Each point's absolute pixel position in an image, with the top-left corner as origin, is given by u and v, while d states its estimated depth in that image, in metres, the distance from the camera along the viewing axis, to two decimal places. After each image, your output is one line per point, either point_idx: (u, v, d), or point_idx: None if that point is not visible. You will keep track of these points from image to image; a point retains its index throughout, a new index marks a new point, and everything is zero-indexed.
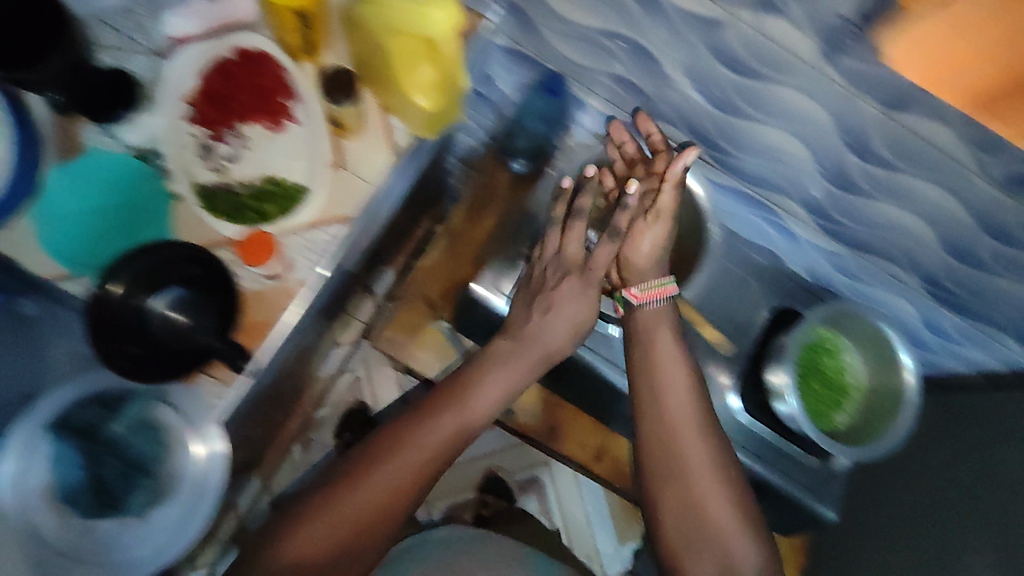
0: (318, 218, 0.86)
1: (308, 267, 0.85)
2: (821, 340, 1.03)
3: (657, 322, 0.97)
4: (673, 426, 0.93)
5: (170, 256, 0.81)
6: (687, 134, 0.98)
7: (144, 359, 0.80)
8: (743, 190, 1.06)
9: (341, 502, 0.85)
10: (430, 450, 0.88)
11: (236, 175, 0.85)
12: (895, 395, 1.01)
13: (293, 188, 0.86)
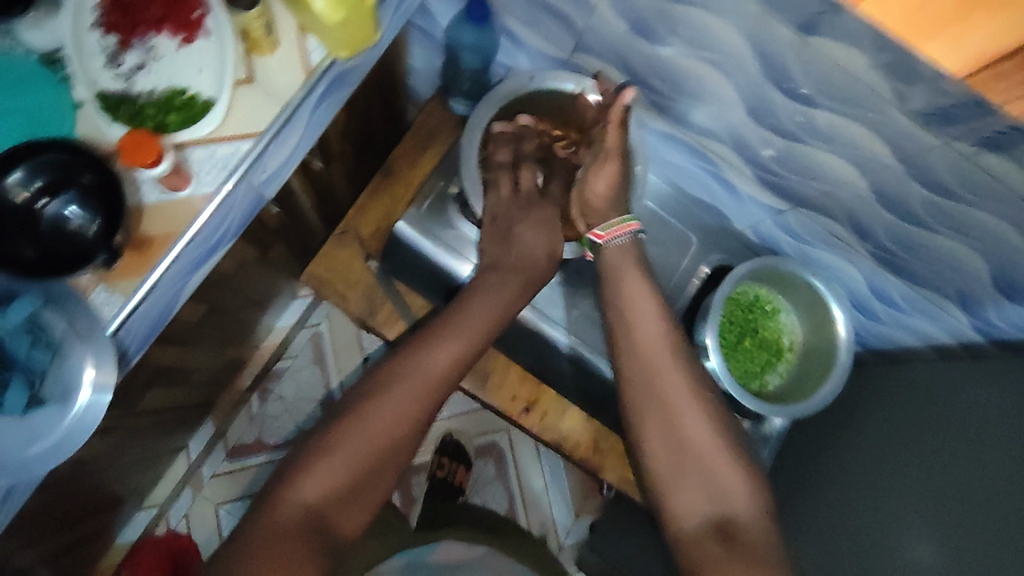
0: (218, 133, 0.64)
1: (210, 181, 0.64)
2: (757, 300, 0.83)
3: (623, 265, 0.75)
4: (667, 378, 0.69)
5: (55, 161, 0.59)
6: (737, 158, 0.78)
7: (49, 255, 0.59)
8: (791, 221, 0.83)
9: (353, 428, 0.63)
10: (453, 365, 0.68)
11: (137, 86, 0.63)
12: (823, 356, 0.79)
13: (199, 100, 0.64)
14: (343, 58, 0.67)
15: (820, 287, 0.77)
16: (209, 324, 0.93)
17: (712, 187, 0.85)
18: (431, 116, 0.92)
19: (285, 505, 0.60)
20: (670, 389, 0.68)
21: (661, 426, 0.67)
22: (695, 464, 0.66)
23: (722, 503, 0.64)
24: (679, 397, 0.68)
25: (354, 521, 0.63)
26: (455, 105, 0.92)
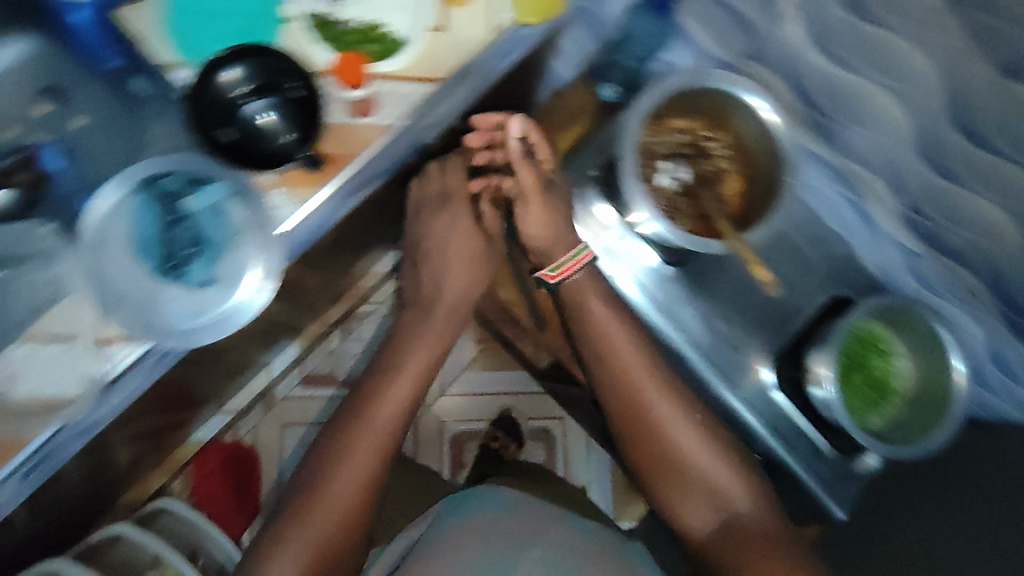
0: (405, 72, 0.69)
1: (391, 115, 0.68)
2: (873, 336, 0.80)
3: (581, 295, 0.78)
4: (647, 393, 0.77)
5: (264, 66, 0.62)
6: (888, 192, 0.77)
7: (240, 149, 0.64)
8: (931, 261, 0.78)
9: (317, 505, 0.73)
10: (393, 422, 0.78)
11: (338, 12, 0.68)
12: (938, 405, 0.77)
13: (393, 38, 0.69)
14: (529, 23, 0.72)
15: (948, 341, 0.75)
16: (330, 251, 0.97)
17: (849, 218, 0.84)
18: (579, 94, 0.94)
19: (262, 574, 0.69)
20: (669, 428, 0.76)
21: (653, 446, 0.78)
22: (688, 471, 0.77)
23: (727, 506, 0.75)
24: (672, 425, 0.77)
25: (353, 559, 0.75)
26: (603, 90, 0.90)
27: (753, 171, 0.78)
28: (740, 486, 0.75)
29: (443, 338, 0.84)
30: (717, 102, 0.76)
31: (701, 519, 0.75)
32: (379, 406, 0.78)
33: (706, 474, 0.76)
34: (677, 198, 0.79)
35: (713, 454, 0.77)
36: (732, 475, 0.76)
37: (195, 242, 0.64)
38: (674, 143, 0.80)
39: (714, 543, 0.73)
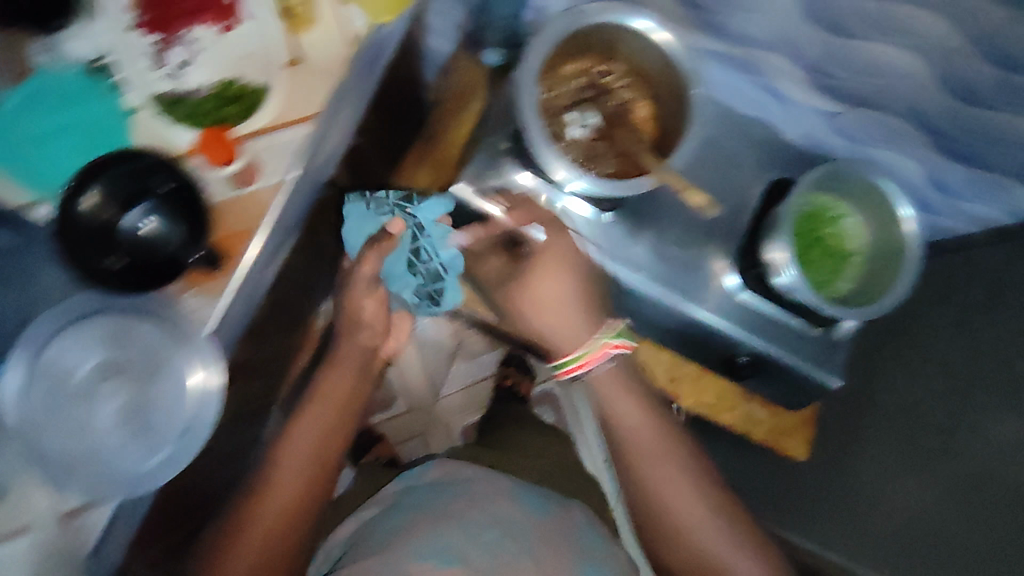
0: (277, 120, 0.63)
1: (277, 172, 0.63)
2: (821, 206, 0.81)
3: (604, 381, 0.78)
4: (682, 493, 0.76)
5: (130, 170, 0.60)
6: (793, 70, 0.73)
7: (129, 271, 0.60)
8: (851, 120, 0.77)
9: (245, 530, 0.72)
10: (313, 444, 0.77)
11: (189, 82, 0.62)
12: (899, 255, 0.77)
13: (253, 89, 0.63)
14: (385, 22, 0.66)
15: (890, 189, 0.77)
16: (273, 317, 0.94)
17: (760, 99, 0.79)
18: (464, 70, 0.87)
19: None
20: (699, 539, 0.74)
21: (676, 546, 0.76)
22: (703, 559, 0.74)
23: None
24: (701, 544, 0.74)
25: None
26: (488, 56, 0.84)
27: (659, 93, 0.75)
28: (759, 562, 0.74)
29: (340, 416, 0.80)
30: (598, 36, 0.72)
31: None
32: (311, 412, 0.79)
33: (711, 552, 0.74)
34: (594, 146, 0.76)
35: (714, 519, 0.75)
36: (744, 556, 0.74)
37: (434, 278, 0.90)
38: (574, 89, 0.76)
39: None
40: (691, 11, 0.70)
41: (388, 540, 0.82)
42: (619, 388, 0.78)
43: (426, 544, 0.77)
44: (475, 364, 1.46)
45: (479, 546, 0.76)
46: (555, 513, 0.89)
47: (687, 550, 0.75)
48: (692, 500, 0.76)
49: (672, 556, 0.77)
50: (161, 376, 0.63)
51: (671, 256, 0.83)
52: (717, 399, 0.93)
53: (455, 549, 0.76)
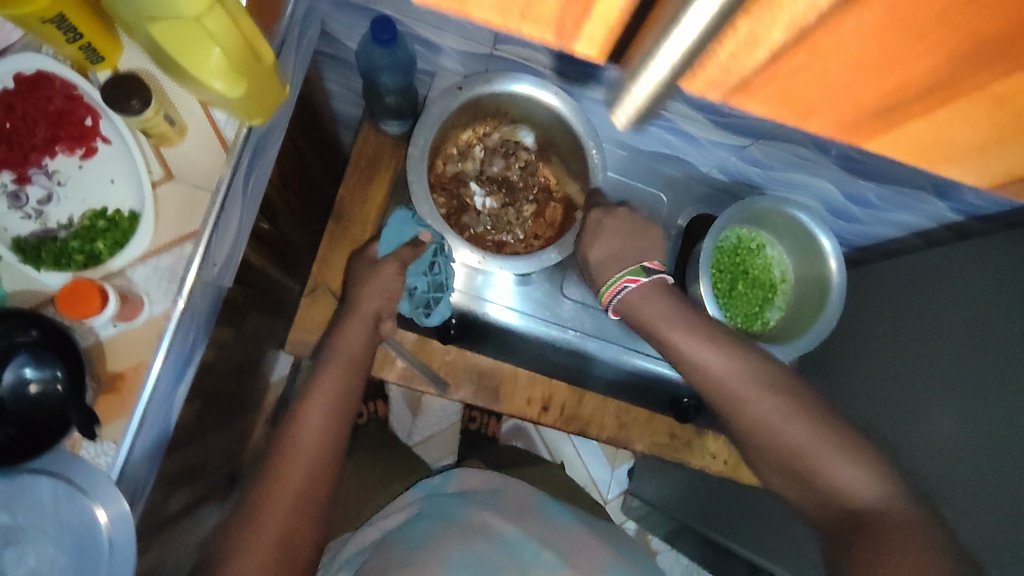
0: (157, 244, 0.60)
1: (164, 299, 0.60)
2: (740, 240, 0.81)
3: (650, 317, 0.65)
4: (755, 410, 0.59)
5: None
6: (691, 111, 0.73)
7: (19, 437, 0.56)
8: (758, 148, 0.78)
9: (259, 517, 0.57)
10: (329, 424, 0.63)
11: (52, 218, 0.59)
12: (820, 283, 0.76)
13: (123, 215, 0.59)
14: (258, 123, 0.62)
15: (804, 219, 0.75)
16: (208, 413, 0.90)
17: (671, 141, 0.80)
18: (368, 142, 0.84)
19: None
20: (779, 428, 0.58)
21: (813, 495, 0.57)
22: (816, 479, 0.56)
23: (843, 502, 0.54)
24: (803, 450, 0.57)
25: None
26: (386, 127, 0.82)
27: (562, 151, 0.73)
28: (874, 471, 0.54)
29: (354, 372, 0.67)
30: (490, 104, 0.70)
31: (823, 513, 0.56)
32: (313, 401, 0.63)
33: (820, 465, 0.56)
34: (506, 210, 0.76)
35: (810, 423, 0.58)
36: (843, 457, 0.56)
37: (438, 287, 0.75)
38: (476, 156, 0.75)
39: (839, 542, 0.53)
40: (573, 68, 0.69)
41: (419, 551, 0.69)
42: (675, 324, 0.64)
43: (462, 560, 0.67)
44: (438, 409, 1.44)
45: (518, 565, 0.67)
46: (582, 535, 0.76)
47: (810, 474, 0.57)
48: (791, 422, 0.58)
49: (795, 492, 0.58)
50: (66, 538, 0.57)
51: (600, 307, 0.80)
52: (671, 437, 0.90)
53: (491, 562, 0.67)
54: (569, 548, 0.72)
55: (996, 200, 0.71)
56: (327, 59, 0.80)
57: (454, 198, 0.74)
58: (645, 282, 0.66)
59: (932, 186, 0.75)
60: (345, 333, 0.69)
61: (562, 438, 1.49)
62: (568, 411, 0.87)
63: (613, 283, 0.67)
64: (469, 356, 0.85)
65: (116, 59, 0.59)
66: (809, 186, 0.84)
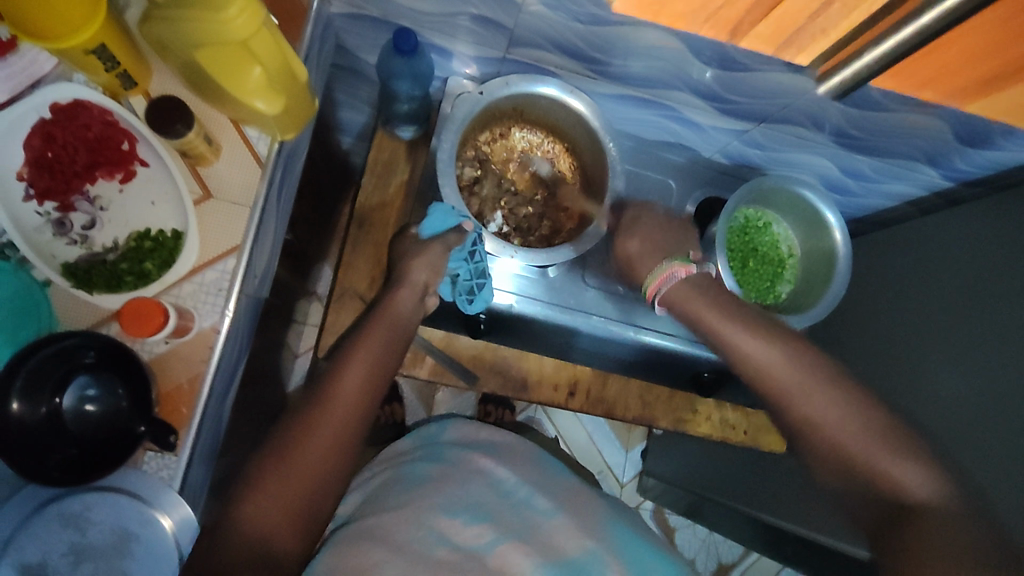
0: (203, 258, 0.62)
1: (213, 312, 0.62)
2: (748, 219, 0.84)
3: (686, 297, 0.67)
4: (805, 399, 0.58)
5: (58, 349, 0.56)
6: (695, 99, 0.76)
7: (87, 460, 0.57)
8: (759, 130, 0.82)
9: (287, 461, 0.56)
10: (364, 389, 0.62)
11: (98, 242, 0.60)
12: (827, 254, 0.80)
13: (167, 234, 0.61)
14: (290, 137, 0.65)
15: (808, 195, 0.80)
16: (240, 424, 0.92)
17: (674, 128, 0.84)
18: (382, 147, 0.86)
19: (223, 535, 0.53)
20: (815, 415, 0.57)
21: (861, 493, 0.54)
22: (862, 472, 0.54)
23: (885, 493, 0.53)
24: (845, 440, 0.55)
25: (288, 542, 0.55)
26: (400, 132, 0.84)
27: (578, 145, 0.77)
28: (926, 465, 0.52)
29: (393, 334, 0.68)
30: (508, 104, 0.73)
31: (874, 510, 0.53)
32: (350, 360, 0.63)
33: (875, 462, 0.54)
34: (529, 201, 0.79)
35: (864, 420, 0.55)
36: (892, 452, 0.53)
37: (483, 273, 0.75)
38: (497, 152, 0.78)
39: (887, 532, 0.51)
40: (582, 64, 0.72)
41: (413, 490, 0.70)
42: (710, 306, 0.65)
43: (457, 498, 0.69)
44: (454, 406, 1.46)
45: (512, 507, 0.70)
46: (577, 486, 0.79)
47: (858, 471, 0.54)
48: (844, 415, 0.56)
49: (839, 486, 0.56)
50: (136, 552, 0.59)
51: (621, 294, 0.84)
52: (693, 412, 0.96)
53: (488, 505, 0.69)
54: (562, 497, 0.74)
55: (986, 160, 0.77)
56: (339, 69, 0.82)
57: (479, 195, 0.77)
58: (693, 274, 0.68)
59: (923, 155, 0.79)
60: (394, 299, 0.70)
61: (575, 427, 1.53)
62: (594, 395, 0.93)
63: (662, 272, 0.69)
64: (495, 350, 0.90)
65: (147, 83, 0.61)
66: (808, 163, 0.88)
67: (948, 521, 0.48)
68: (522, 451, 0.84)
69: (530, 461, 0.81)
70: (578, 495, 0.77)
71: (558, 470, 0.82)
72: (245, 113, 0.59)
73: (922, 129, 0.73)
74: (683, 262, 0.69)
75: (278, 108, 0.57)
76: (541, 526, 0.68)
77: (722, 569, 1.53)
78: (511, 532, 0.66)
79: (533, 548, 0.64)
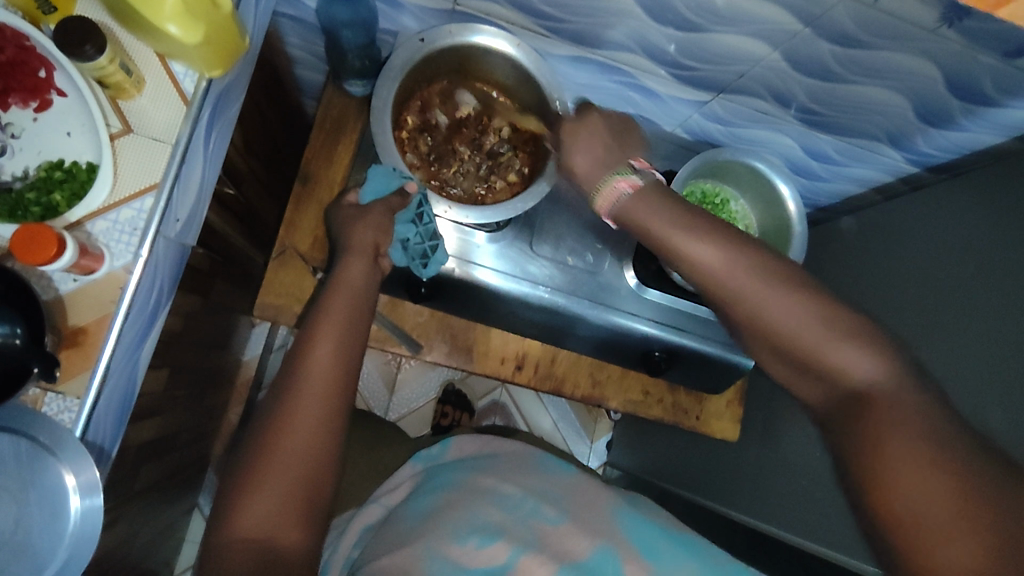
0: (119, 195, 0.59)
1: (125, 251, 0.59)
2: (705, 193, 0.82)
3: (642, 207, 0.57)
4: (764, 299, 0.53)
5: None
6: (652, 65, 0.74)
7: None
8: (719, 103, 0.79)
9: (268, 463, 0.55)
10: (338, 372, 0.59)
11: (8, 170, 0.58)
12: (783, 231, 0.78)
13: (81, 167, 0.58)
14: (218, 75, 0.62)
15: (763, 168, 0.77)
16: (176, 384, 0.90)
17: (633, 97, 0.82)
18: (331, 104, 0.84)
19: (217, 547, 0.52)
20: (766, 311, 0.53)
21: (819, 386, 0.52)
22: (819, 369, 0.51)
23: (842, 395, 0.51)
24: (799, 336, 0.52)
25: (292, 538, 0.53)
26: (349, 87, 0.82)
27: (527, 104, 0.74)
28: (887, 357, 0.50)
29: (357, 308, 0.64)
30: (452, 58, 0.70)
31: (832, 397, 0.51)
32: (318, 343, 0.60)
33: (830, 361, 0.51)
34: (480, 159, 0.77)
35: (820, 316, 0.52)
36: (855, 347, 0.50)
37: (433, 235, 0.73)
38: (445, 110, 0.76)
39: (847, 422, 0.49)
40: (534, 20, 0.70)
41: (423, 519, 0.69)
42: (673, 218, 0.56)
43: (465, 519, 0.67)
44: (416, 388, 1.44)
45: (520, 518, 0.68)
46: (585, 483, 0.79)
47: (815, 366, 0.52)
48: (797, 308, 0.52)
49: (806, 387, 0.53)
50: (30, 497, 0.56)
51: (571, 266, 0.82)
52: (644, 394, 0.94)
53: (497, 522, 0.67)
54: (569, 501, 0.73)
55: (949, 142, 0.75)
56: (288, 20, 0.80)
57: (425, 152, 0.76)
58: (640, 184, 0.58)
59: (885, 136, 0.77)
60: (345, 270, 0.66)
61: (540, 414, 1.51)
62: (544, 370, 0.91)
63: (605, 187, 0.59)
64: (443, 320, 0.88)
65: (69, 11, 0.59)
66: (770, 142, 0.86)
67: (910, 419, 0.46)
68: (535, 460, 0.83)
69: (540, 468, 0.81)
70: (594, 496, 0.76)
71: (561, 468, 0.82)
72: (166, 43, 0.56)
73: (883, 104, 0.71)
74: (625, 173, 0.59)
75: (199, 39, 0.55)
76: (549, 532, 0.67)
77: None
78: (523, 543, 0.64)
79: (548, 556, 0.63)
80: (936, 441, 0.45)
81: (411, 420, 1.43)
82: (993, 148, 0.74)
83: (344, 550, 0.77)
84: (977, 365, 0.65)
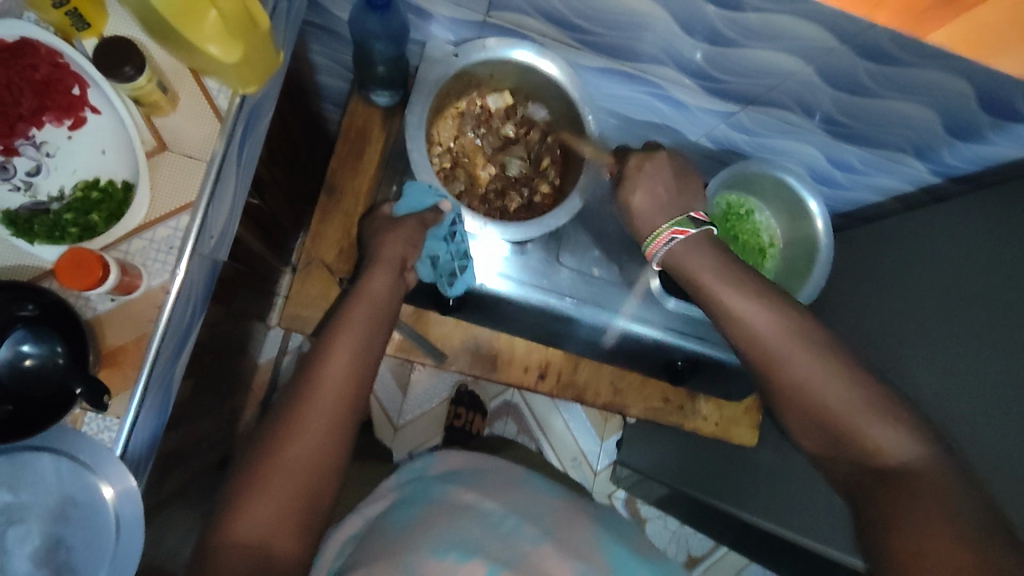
0: (155, 213, 0.59)
1: (163, 270, 0.59)
2: (731, 205, 0.83)
3: (700, 271, 0.61)
4: (790, 369, 0.56)
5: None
6: (682, 77, 0.74)
7: (24, 419, 0.55)
8: (746, 115, 0.80)
9: (275, 465, 0.54)
10: (354, 379, 0.59)
11: (42, 190, 0.57)
12: (809, 244, 0.79)
13: (117, 186, 0.58)
14: (253, 91, 0.61)
15: (792, 182, 0.78)
16: (199, 393, 0.89)
17: (659, 108, 0.82)
18: (356, 113, 0.83)
19: (214, 546, 0.51)
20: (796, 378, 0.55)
21: (845, 453, 0.54)
22: (855, 437, 0.53)
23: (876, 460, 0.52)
24: (826, 402, 0.54)
25: (289, 547, 0.52)
26: (375, 97, 0.81)
27: (558, 117, 0.75)
28: (916, 430, 0.52)
29: (377, 320, 0.63)
30: (485, 70, 0.71)
31: (875, 461, 0.52)
32: (333, 348, 0.59)
33: (867, 432, 0.52)
34: (511, 173, 0.78)
35: (856, 389, 0.54)
36: (890, 425, 0.52)
37: (463, 255, 0.74)
38: (476, 122, 0.76)
39: (867, 507, 0.51)
40: (566, 33, 0.69)
41: (404, 534, 0.68)
42: (723, 278, 0.60)
43: (446, 534, 0.65)
44: (429, 389, 1.45)
45: (500, 535, 0.66)
46: (564, 506, 0.77)
47: (849, 437, 0.53)
48: (837, 382, 0.54)
49: (825, 443, 0.55)
50: (71, 516, 0.56)
51: (595, 276, 0.82)
52: (665, 401, 0.94)
53: (475, 538, 0.65)
54: (551, 521, 0.71)
55: (976, 155, 0.75)
56: (314, 29, 0.79)
57: (456, 165, 0.76)
58: (693, 234, 0.63)
59: (913, 147, 0.77)
60: (370, 281, 0.65)
61: (552, 414, 1.51)
62: (565, 378, 0.91)
63: (659, 235, 0.64)
64: (467, 329, 0.87)
65: (102, 26, 0.58)
66: (794, 152, 0.86)
67: (934, 510, 0.46)
68: (516, 481, 0.80)
69: (523, 487, 0.78)
70: (575, 518, 0.74)
71: (545, 489, 0.81)
72: (205, 61, 0.56)
73: (913, 117, 0.71)
74: (679, 223, 0.63)
75: (237, 55, 0.55)
76: (532, 552, 0.64)
77: (691, 562, 1.53)
78: (502, 562, 0.62)
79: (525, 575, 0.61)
80: (960, 525, 0.45)
81: (423, 421, 1.43)
82: (1018, 161, 0.74)
83: (325, 560, 0.74)
84: (1003, 381, 0.66)
